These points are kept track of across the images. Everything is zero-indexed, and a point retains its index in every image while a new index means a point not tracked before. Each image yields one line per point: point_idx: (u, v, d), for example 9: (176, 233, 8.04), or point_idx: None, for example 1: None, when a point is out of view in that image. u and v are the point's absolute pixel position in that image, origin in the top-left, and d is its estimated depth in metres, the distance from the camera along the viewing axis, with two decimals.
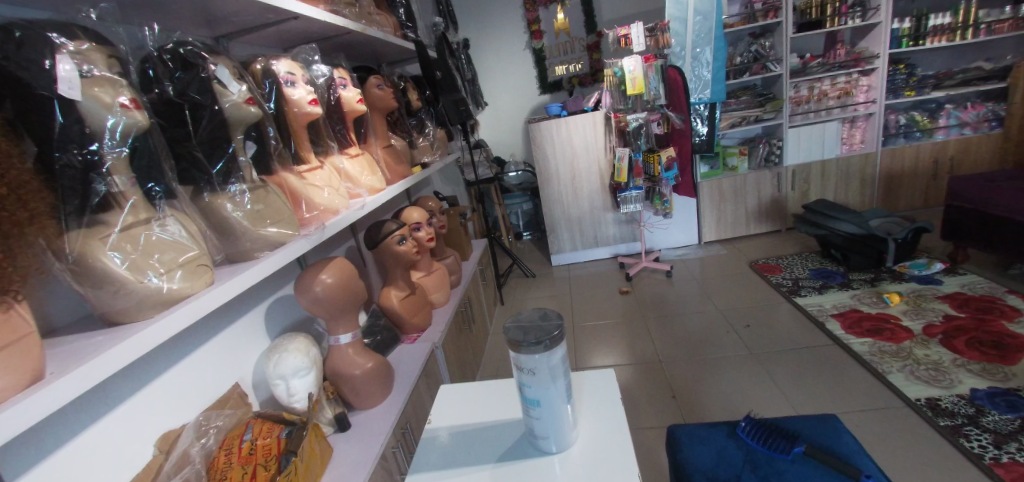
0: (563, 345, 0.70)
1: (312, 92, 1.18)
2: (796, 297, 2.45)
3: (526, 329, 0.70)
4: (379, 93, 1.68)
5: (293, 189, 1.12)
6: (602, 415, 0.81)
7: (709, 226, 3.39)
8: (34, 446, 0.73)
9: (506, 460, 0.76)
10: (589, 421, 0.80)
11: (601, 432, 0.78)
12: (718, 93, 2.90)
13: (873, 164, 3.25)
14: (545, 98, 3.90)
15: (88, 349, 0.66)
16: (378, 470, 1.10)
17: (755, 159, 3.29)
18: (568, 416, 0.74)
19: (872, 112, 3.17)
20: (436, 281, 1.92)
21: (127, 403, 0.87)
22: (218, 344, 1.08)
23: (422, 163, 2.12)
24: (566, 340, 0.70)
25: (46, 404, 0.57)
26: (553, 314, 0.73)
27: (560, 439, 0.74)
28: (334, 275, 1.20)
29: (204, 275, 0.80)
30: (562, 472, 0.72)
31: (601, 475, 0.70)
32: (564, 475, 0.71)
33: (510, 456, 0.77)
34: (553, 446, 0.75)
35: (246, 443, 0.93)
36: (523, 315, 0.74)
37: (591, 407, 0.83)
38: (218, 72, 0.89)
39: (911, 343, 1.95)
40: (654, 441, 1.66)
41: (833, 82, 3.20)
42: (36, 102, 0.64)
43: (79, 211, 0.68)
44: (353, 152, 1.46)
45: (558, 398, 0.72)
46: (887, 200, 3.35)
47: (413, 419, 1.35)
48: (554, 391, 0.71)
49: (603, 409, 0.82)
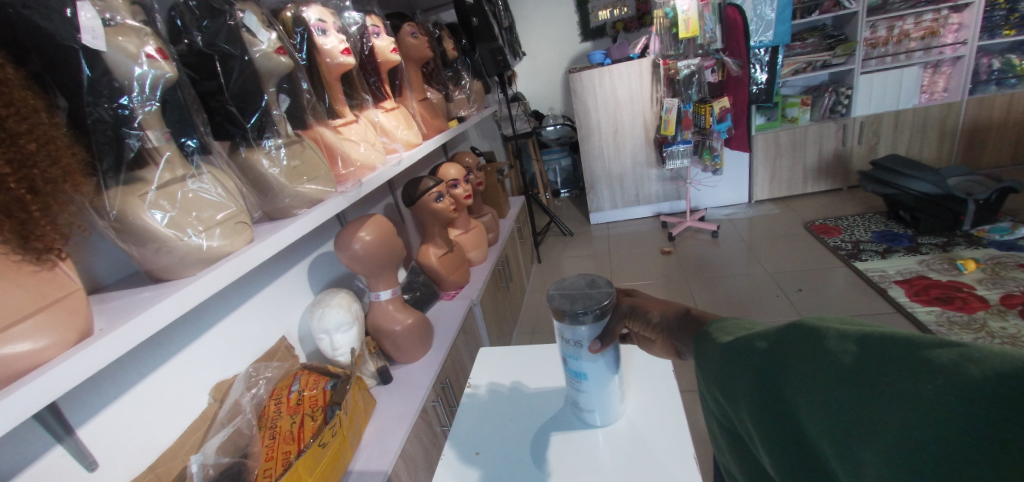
0: (612, 315, 0.66)
1: (343, 41, 1.13)
2: (855, 261, 2.29)
3: (576, 298, 0.65)
4: (413, 42, 1.61)
5: (329, 144, 1.08)
6: (652, 390, 0.78)
7: (762, 184, 3.19)
8: (97, 395, 0.76)
9: (549, 430, 0.74)
10: (638, 395, 0.77)
11: (650, 407, 0.75)
12: (781, 35, 2.63)
13: (956, 115, 2.91)
14: (587, 46, 3.68)
15: (136, 305, 0.66)
16: (420, 423, 1.12)
17: (819, 110, 3.03)
18: (616, 389, 0.70)
19: (961, 55, 2.82)
20: (473, 239, 1.90)
21: (181, 355, 0.90)
22: (263, 298, 1.09)
23: (458, 117, 2.07)
24: (615, 311, 0.65)
25: (96, 360, 0.56)
26: (602, 281, 0.68)
27: (605, 413, 0.71)
28: (373, 232, 1.18)
29: (244, 233, 0.79)
30: (608, 446, 0.69)
31: (650, 454, 0.66)
32: (620, 456, 0.67)
33: (553, 427, 0.74)
34: (598, 419, 0.72)
35: (294, 394, 0.96)
36: (567, 279, 0.70)
37: (639, 381, 0.80)
38: (245, 19, 0.85)
39: (984, 314, 1.79)
40: (696, 403, 1.63)
41: (917, 21, 2.83)
42: (62, 53, 0.60)
43: (115, 168, 0.66)
44: (388, 106, 1.42)
45: (606, 371, 0.68)
46: (969, 156, 3.02)
47: (453, 374, 1.37)
48: (603, 360, 0.68)
49: (653, 383, 0.79)
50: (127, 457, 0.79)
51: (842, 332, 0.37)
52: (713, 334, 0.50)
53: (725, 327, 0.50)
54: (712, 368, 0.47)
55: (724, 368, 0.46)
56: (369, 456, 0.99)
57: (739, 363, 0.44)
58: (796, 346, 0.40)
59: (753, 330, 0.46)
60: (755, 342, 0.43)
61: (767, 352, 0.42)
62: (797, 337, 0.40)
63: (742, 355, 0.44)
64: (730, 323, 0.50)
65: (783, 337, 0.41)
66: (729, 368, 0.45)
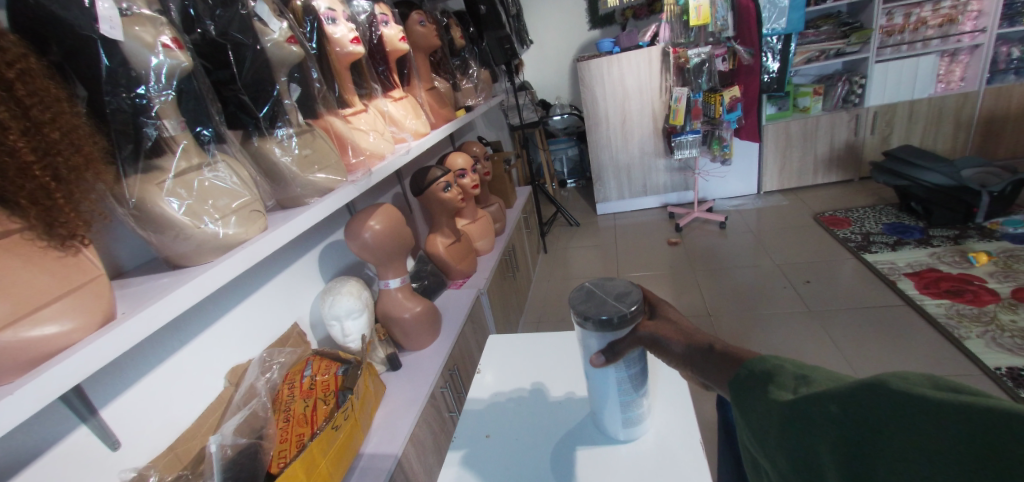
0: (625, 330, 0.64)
1: (353, 29, 1.14)
2: (864, 254, 2.28)
3: (595, 303, 0.65)
4: (421, 30, 1.61)
5: (339, 133, 1.09)
6: (664, 397, 0.80)
7: (771, 174, 3.17)
8: (118, 378, 0.78)
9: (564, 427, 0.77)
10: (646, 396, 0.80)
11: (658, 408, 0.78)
12: (795, 23, 2.59)
13: (972, 105, 2.86)
14: (595, 34, 3.65)
15: (156, 290, 0.67)
16: (428, 409, 1.14)
17: (832, 99, 2.99)
18: (635, 404, 0.70)
19: (979, 43, 2.76)
20: (480, 229, 1.91)
21: (197, 341, 0.91)
22: (276, 286, 1.11)
23: (466, 106, 2.07)
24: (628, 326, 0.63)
25: (120, 343, 0.58)
26: (632, 298, 0.65)
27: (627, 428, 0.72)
28: (383, 222, 1.19)
29: (258, 221, 0.80)
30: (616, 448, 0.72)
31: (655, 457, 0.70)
32: (630, 463, 0.70)
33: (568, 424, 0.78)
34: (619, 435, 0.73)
35: (306, 378, 0.99)
36: (613, 283, 0.69)
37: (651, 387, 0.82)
38: (257, 8, 0.86)
39: (995, 307, 1.78)
40: (701, 392, 1.64)
41: (935, 8, 2.78)
42: (81, 44, 0.61)
43: (133, 156, 0.68)
44: (396, 95, 1.42)
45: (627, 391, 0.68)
46: (984, 147, 2.97)
47: (460, 362, 1.38)
48: (615, 371, 0.67)
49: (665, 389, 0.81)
50: (147, 438, 0.81)
51: (947, 406, 0.32)
52: (764, 386, 0.44)
53: (776, 378, 0.44)
54: (769, 431, 0.41)
55: (786, 433, 0.40)
56: (380, 440, 1.01)
57: (811, 431, 0.38)
58: (891, 423, 0.34)
59: (816, 387, 0.40)
60: (827, 406, 0.38)
61: (849, 420, 0.36)
62: (891, 409, 0.34)
63: (813, 420, 0.38)
64: (781, 371, 0.44)
65: (870, 405, 0.35)
66: (799, 439, 0.39)
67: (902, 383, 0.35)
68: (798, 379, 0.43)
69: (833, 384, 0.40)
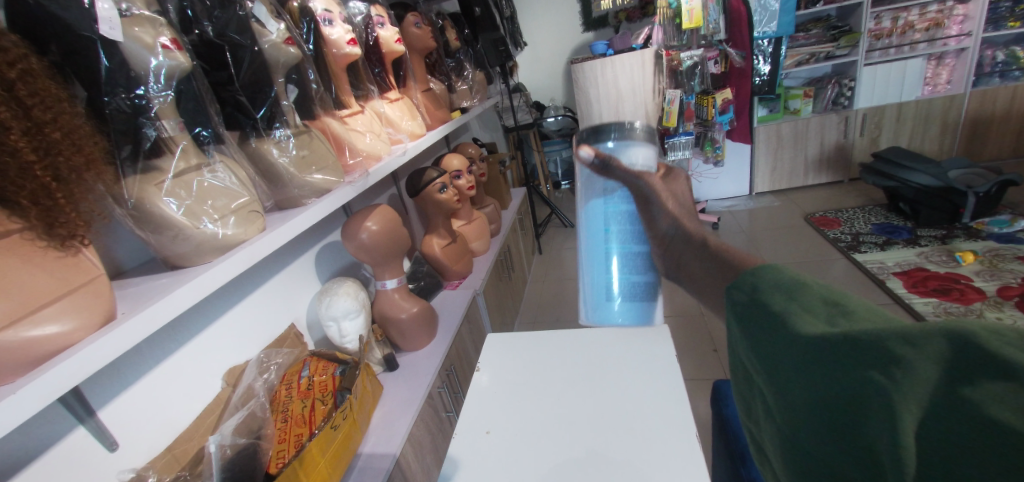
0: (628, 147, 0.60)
1: (350, 31, 1.15)
2: (854, 254, 2.31)
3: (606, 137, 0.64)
4: (416, 32, 1.61)
5: (336, 135, 1.09)
6: (659, 393, 0.80)
7: (763, 176, 3.21)
8: (116, 379, 0.78)
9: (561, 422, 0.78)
10: (642, 393, 0.81)
11: (654, 404, 0.78)
12: (785, 26, 2.67)
13: (958, 107, 2.91)
14: (588, 36, 3.67)
15: (156, 291, 0.67)
16: (426, 408, 1.15)
17: (822, 102, 3.03)
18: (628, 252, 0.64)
19: (965, 47, 2.81)
20: (476, 230, 1.92)
21: (193, 341, 0.91)
22: (272, 286, 1.11)
23: (460, 108, 2.08)
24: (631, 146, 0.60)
25: (122, 342, 0.59)
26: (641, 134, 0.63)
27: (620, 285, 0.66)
28: (379, 223, 1.19)
29: (256, 222, 0.80)
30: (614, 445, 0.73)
31: (654, 454, 0.70)
32: (628, 459, 0.71)
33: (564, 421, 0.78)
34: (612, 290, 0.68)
35: (303, 379, 0.99)
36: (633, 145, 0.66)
37: (646, 383, 0.83)
38: (255, 10, 0.87)
39: (981, 305, 1.82)
40: (695, 391, 1.66)
41: (922, 12, 2.81)
42: (80, 44, 0.61)
43: (132, 156, 0.68)
44: (392, 96, 1.43)
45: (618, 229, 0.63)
46: (970, 149, 3.02)
47: (457, 362, 1.39)
48: (603, 202, 0.63)
49: (661, 384, 0.82)
50: (144, 438, 0.81)
51: None
52: (790, 306, 0.40)
53: (805, 299, 0.40)
54: (792, 357, 0.38)
55: (821, 361, 0.36)
56: (378, 439, 1.02)
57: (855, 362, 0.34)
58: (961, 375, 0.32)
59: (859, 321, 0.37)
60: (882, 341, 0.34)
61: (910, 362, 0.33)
62: (971, 362, 0.32)
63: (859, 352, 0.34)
64: (811, 291, 0.40)
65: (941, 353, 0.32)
66: (844, 371, 0.35)
67: (995, 337, 0.32)
68: (832, 308, 0.39)
69: (882, 321, 0.36)
